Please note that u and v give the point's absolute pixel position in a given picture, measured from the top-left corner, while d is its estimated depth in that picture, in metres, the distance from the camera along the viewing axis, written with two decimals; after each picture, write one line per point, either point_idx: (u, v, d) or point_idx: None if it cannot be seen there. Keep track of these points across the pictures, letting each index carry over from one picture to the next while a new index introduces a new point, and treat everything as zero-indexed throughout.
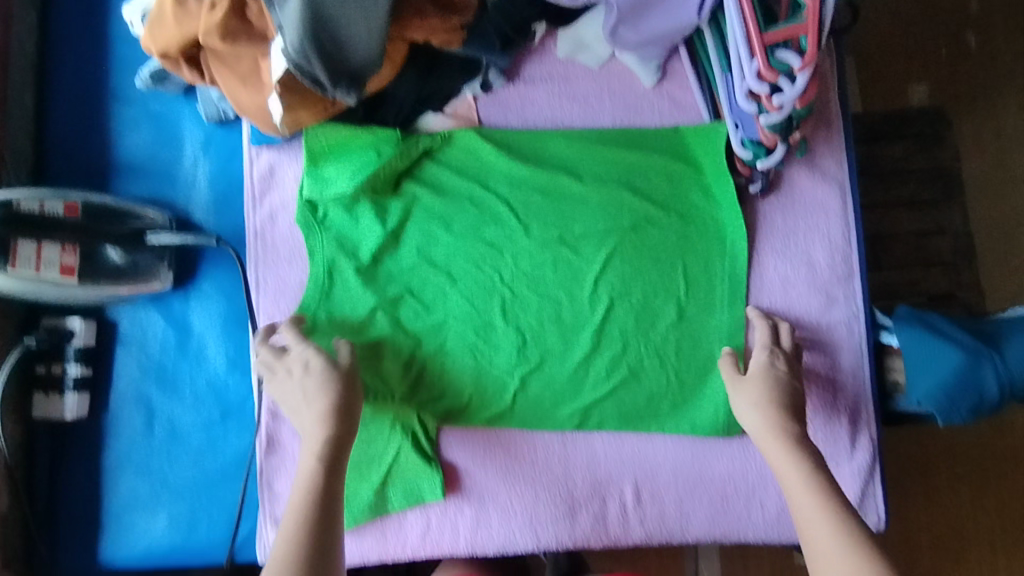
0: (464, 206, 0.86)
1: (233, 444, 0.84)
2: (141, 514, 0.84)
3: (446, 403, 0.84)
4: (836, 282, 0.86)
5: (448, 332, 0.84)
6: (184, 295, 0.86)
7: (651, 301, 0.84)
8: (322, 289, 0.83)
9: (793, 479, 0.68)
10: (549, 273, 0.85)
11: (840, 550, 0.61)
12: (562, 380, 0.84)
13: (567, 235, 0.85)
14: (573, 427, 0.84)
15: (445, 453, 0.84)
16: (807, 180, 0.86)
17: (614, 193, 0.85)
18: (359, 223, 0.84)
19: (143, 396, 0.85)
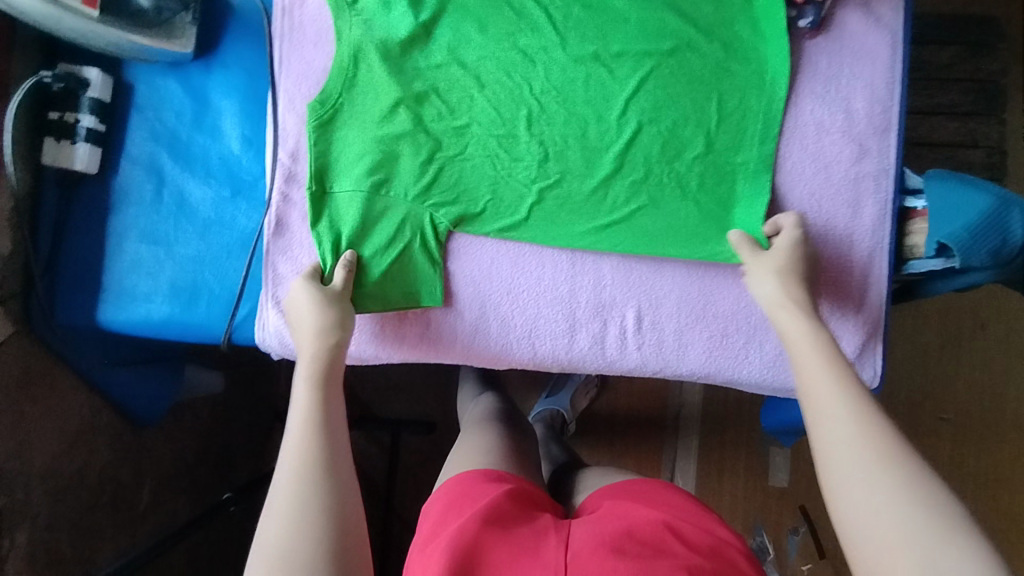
0: (500, 8, 0.79)
1: (241, 223, 0.84)
2: (143, 282, 0.83)
3: (458, 209, 0.81)
4: (871, 133, 0.83)
5: (468, 137, 0.81)
6: (204, 66, 0.84)
7: (680, 129, 0.79)
8: (345, 75, 0.79)
9: (801, 342, 0.63)
10: (580, 89, 0.79)
11: (835, 397, 0.56)
12: (581, 199, 0.81)
13: (604, 52, 0.79)
14: (584, 246, 0.82)
15: (453, 259, 0.83)
16: (858, 25, 0.83)
17: (660, 12, 0.78)
18: (390, 11, 0.78)
19: (155, 163, 0.84)
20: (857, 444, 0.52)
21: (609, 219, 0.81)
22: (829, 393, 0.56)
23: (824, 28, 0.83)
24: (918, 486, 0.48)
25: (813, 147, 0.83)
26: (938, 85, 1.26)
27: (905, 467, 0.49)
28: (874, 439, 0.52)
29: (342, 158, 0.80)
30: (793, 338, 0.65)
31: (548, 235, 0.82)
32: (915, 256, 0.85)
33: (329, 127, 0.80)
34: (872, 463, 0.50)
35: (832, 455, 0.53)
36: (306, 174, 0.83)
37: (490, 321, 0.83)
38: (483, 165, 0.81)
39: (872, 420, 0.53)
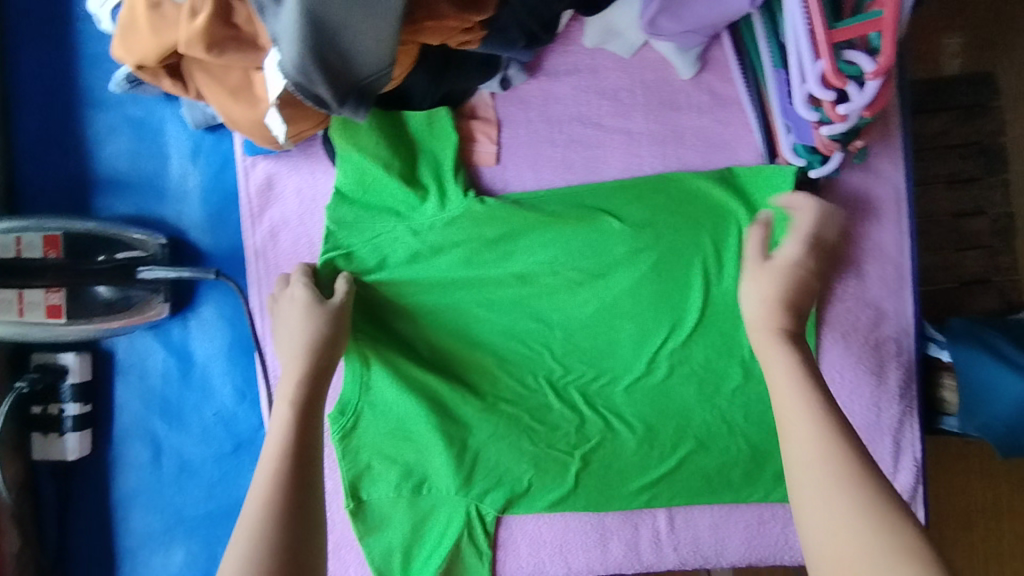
0: (505, 280, 0.78)
1: (247, 476, 0.81)
2: (157, 553, 0.80)
3: (504, 492, 0.80)
4: (886, 295, 0.80)
5: (498, 419, 0.80)
6: (182, 320, 0.80)
7: (713, 364, 0.78)
8: (360, 383, 0.78)
9: (776, 367, 0.58)
10: (600, 342, 0.79)
11: (815, 436, 0.52)
12: (625, 456, 0.79)
13: (620, 304, 0.78)
14: (641, 503, 0.80)
15: (501, 534, 0.82)
16: (858, 187, 0.79)
17: (666, 241, 0.77)
18: (389, 308, 0.78)
19: (148, 430, 0.80)
20: (826, 487, 0.49)
21: (658, 474, 0.78)
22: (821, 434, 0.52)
23: (825, 192, 0.79)
24: (861, 519, 0.46)
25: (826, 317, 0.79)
26: None
27: (886, 512, 0.46)
28: (830, 466, 0.50)
29: (375, 472, 0.80)
30: (770, 365, 0.59)
31: (597, 503, 0.80)
32: (950, 411, 0.82)
33: (352, 436, 0.80)
34: (854, 528, 0.46)
35: (803, 487, 0.50)
36: None
37: (519, 538, 0.82)
38: (518, 444, 0.80)
39: (834, 448, 0.50)
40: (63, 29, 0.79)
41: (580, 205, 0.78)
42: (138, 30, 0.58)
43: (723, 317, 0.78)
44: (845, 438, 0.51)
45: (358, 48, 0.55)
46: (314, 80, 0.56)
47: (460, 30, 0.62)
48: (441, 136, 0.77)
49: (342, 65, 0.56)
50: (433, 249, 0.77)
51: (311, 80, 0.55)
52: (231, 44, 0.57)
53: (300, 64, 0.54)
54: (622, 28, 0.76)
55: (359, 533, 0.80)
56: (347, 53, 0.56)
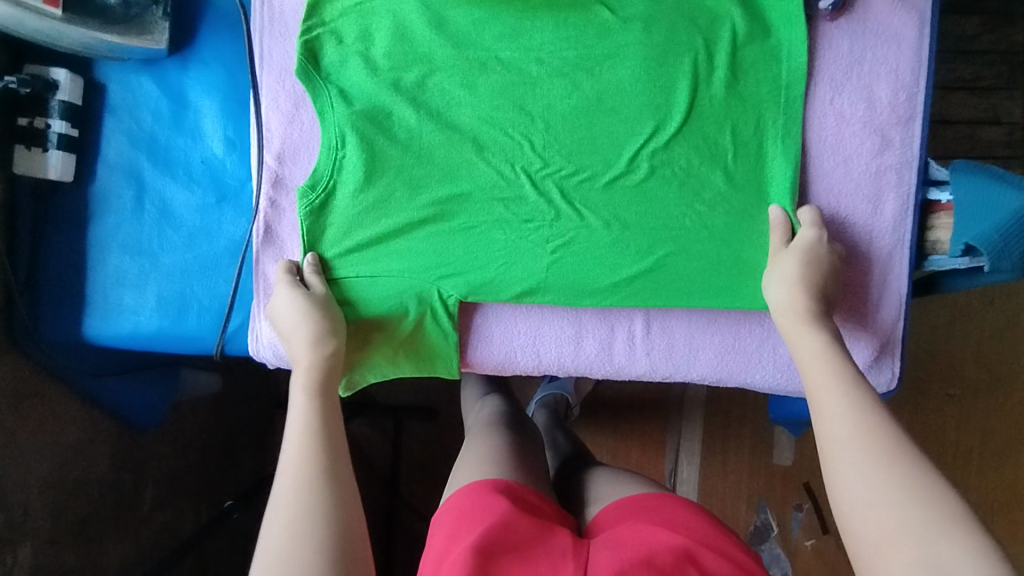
0: (493, 68, 0.77)
1: (227, 231, 0.80)
2: (128, 296, 0.80)
3: (468, 281, 0.78)
4: (894, 123, 0.78)
5: (471, 204, 0.78)
6: (181, 62, 0.78)
7: (695, 169, 0.77)
8: (334, 155, 0.77)
9: (812, 352, 0.65)
10: (583, 139, 0.77)
11: (850, 412, 0.57)
12: (601, 254, 0.78)
13: (614, 106, 0.77)
14: (607, 303, 0.79)
15: (468, 320, 0.81)
16: (884, 7, 0.77)
17: (668, 44, 0.76)
18: (374, 77, 0.77)
19: (134, 169, 0.79)
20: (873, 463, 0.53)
21: (628, 276, 0.77)
22: (841, 404, 0.58)
23: (845, 10, 0.77)
24: (902, 486, 0.50)
25: (809, 143, 0.78)
26: (959, 59, 1.20)
27: (928, 493, 0.49)
28: (876, 447, 0.53)
29: (347, 243, 0.78)
30: (802, 343, 0.67)
31: (565, 301, 0.79)
32: (938, 251, 0.81)
33: (325, 212, 0.78)
34: (898, 499, 0.50)
35: (842, 456, 0.55)
36: (294, 178, 0.78)
37: (493, 327, 0.81)
38: (489, 234, 0.78)
39: (874, 424, 0.55)
40: None
41: None
42: None
43: (720, 126, 0.77)
44: (885, 416, 0.56)
45: None
46: None
47: None
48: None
49: None
50: (428, 19, 0.76)
51: None
52: None
53: None
54: None
55: None
56: None
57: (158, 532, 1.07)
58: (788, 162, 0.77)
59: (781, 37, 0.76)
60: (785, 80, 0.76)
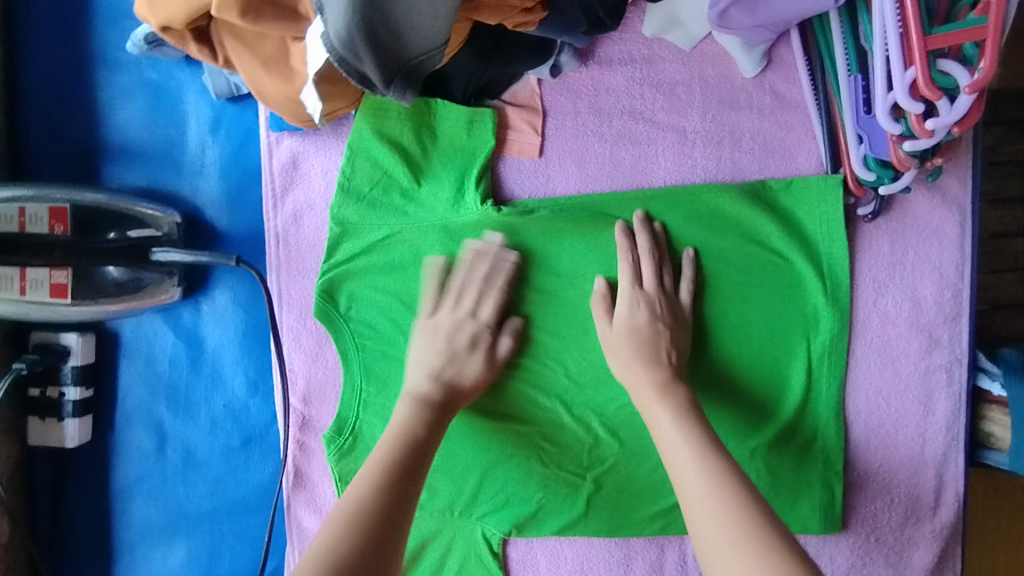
0: (523, 294, 0.75)
1: (255, 474, 0.76)
2: (156, 547, 0.76)
3: (511, 515, 0.76)
4: (941, 322, 0.75)
5: (506, 434, 0.76)
6: (195, 304, 0.75)
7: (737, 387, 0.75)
8: (360, 398, 0.74)
9: (661, 417, 0.65)
10: None
11: (703, 479, 0.57)
12: (642, 479, 0.76)
13: None
14: (654, 531, 0.77)
15: (510, 555, 0.78)
16: (922, 203, 0.74)
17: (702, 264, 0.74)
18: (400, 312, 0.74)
19: (154, 417, 0.75)
20: (709, 495, 0.56)
21: (674, 501, 0.75)
22: (690, 466, 0.59)
23: (885, 208, 0.74)
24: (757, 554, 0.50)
25: (852, 347, 0.76)
26: None
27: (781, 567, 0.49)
28: (733, 513, 0.54)
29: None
30: (653, 420, 0.65)
31: (611, 528, 0.77)
32: (994, 447, 0.78)
33: (348, 460, 0.74)
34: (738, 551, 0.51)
35: (701, 525, 0.55)
36: (321, 419, 0.75)
37: (538, 554, 0.78)
38: (528, 465, 0.76)
39: (720, 482, 0.57)
40: None
41: (606, 213, 0.74)
42: None
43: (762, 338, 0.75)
44: (734, 481, 0.57)
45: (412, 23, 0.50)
46: (361, 58, 0.51)
47: (519, 11, 0.58)
48: (482, 138, 0.72)
49: (392, 43, 0.51)
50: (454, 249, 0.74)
51: (358, 56, 0.51)
52: (269, 10, 0.52)
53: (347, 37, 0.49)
54: (685, 16, 0.71)
55: None
56: (400, 27, 0.50)
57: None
58: (827, 373, 0.75)
59: (818, 247, 0.74)
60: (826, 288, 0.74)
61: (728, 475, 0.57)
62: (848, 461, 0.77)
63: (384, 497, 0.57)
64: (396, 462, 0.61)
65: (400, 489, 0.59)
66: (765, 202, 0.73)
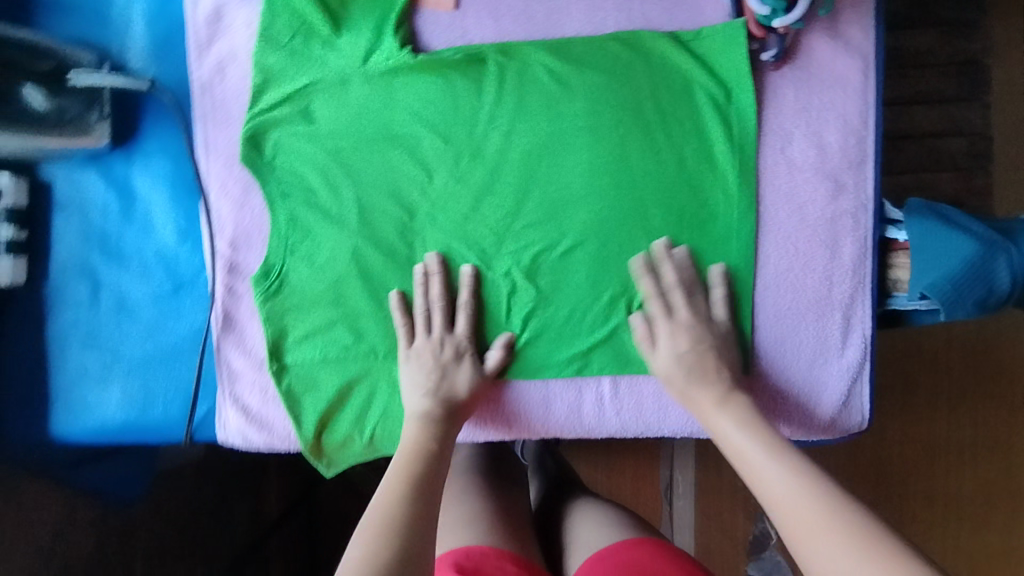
0: (442, 143, 0.77)
1: (185, 321, 0.79)
2: (91, 391, 0.79)
3: None
4: (846, 168, 0.78)
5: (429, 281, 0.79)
6: (126, 154, 0.78)
7: (651, 235, 0.78)
8: (286, 242, 0.77)
9: (732, 434, 0.69)
10: (536, 207, 0.78)
11: (788, 484, 0.60)
12: (559, 322, 0.79)
13: (561, 174, 0.78)
14: (572, 372, 0.80)
15: None
16: (826, 51, 0.77)
17: (613, 111, 0.77)
18: (321, 160, 0.77)
19: (86, 264, 0.78)
20: (810, 528, 0.56)
21: (588, 342, 0.78)
22: (772, 467, 0.62)
23: (789, 56, 0.77)
24: (858, 539, 0.53)
25: (764, 192, 0.78)
26: None
27: (874, 539, 0.52)
28: (815, 513, 0.56)
29: (301, 331, 0.78)
30: (720, 428, 0.70)
31: (530, 369, 0.80)
32: (898, 289, 0.81)
33: (276, 300, 0.78)
34: (842, 534, 0.54)
35: (795, 525, 0.57)
36: (249, 264, 0.78)
37: None
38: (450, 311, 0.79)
39: (808, 480, 0.59)
40: None
41: (520, 62, 0.77)
42: None
43: (677, 186, 0.78)
44: (821, 477, 0.60)
45: None
46: None
47: None
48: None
49: None
50: (373, 96, 0.77)
51: None
52: None
53: None
54: None
55: (287, 392, 0.78)
56: None
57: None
58: (740, 214, 0.78)
59: (726, 94, 0.77)
60: (736, 133, 0.77)
61: (815, 473, 0.60)
62: (758, 307, 0.79)
63: (403, 515, 0.61)
64: (414, 482, 0.66)
65: (422, 500, 0.64)
66: (673, 51, 0.76)
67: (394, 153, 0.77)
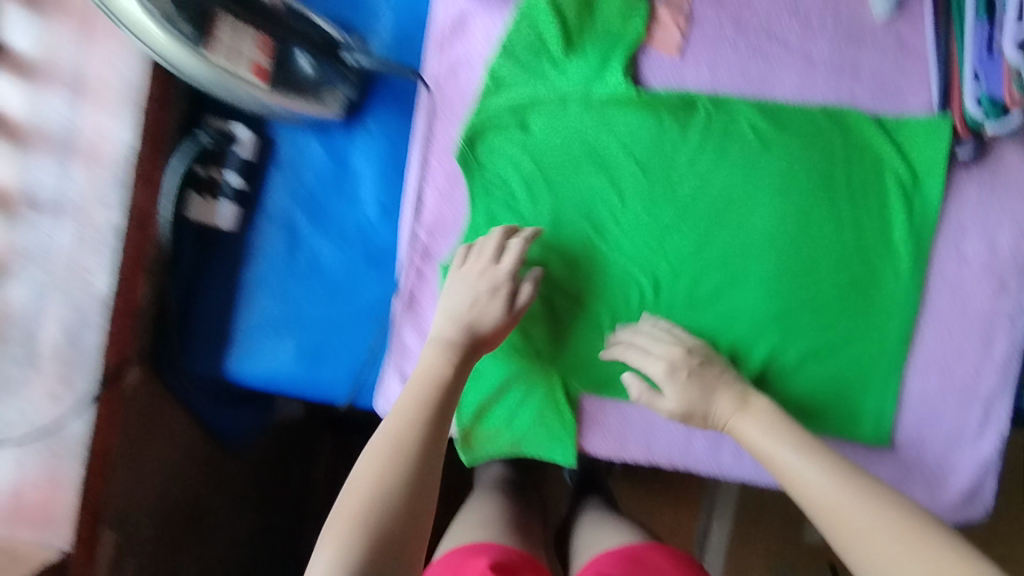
0: (640, 176, 0.82)
1: (371, 290, 0.84)
2: (269, 338, 0.84)
3: (593, 375, 0.83)
4: (1013, 271, 0.82)
5: (602, 300, 0.83)
6: (349, 130, 0.83)
7: (815, 299, 0.83)
8: (479, 238, 0.82)
9: (762, 442, 0.73)
10: (713, 253, 0.82)
11: (844, 493, 0.65)
12: None
13: (744, 226, 0.82)
14: None
15: (584, 409, 0.84)
16: (1015, 161, 0.81)
17: (806, 175, 0.82)
18: (525, 169, 0.82)
19: (290, 222, 0.83)
20: (868, 534, 0.62)
21: None
22: (826, 482, 0.67)
23: (980, 159, 0.82)
24: (925, 553, 0.59)
25: (931, 278, 0.83)
26: None
27: (932, 551, 0.59)
28: (893, 534, 0.61)
29: None
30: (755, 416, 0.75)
31: None
32: None
33: None
34: (911, 553, 0.59)
35: (863, 535, 0.63)
36: (442, 251, 0.83)
37: (610, 413, 0.84)
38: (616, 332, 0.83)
39: (863, 490, 0.65)
40: None
41: (727, 114, 0.82)
42: None
43: (851, 258, 0.82)
44: (876, 491, 0.65)
45: None
46: None
47: None
48: (634, 28, 0.80)
49: None
50: (588, 121, 0.82)
51: None
52: None
53: None
54: None
55: None
56: None
57: (226, 542, 1.04)
58: (907, 293, 0.82)
59: (917, 183, 0.81)
60: (918, 219, 0.82)
61: (868, 485, 0.66)
62: (903, 384, 0.84)
63: (414, 459, 0.63)
64: (421, 424, 0.66)
65: (434, 445, 0.65)
66: (874, 133, 0.81)
67: (596, 175, 0.82)
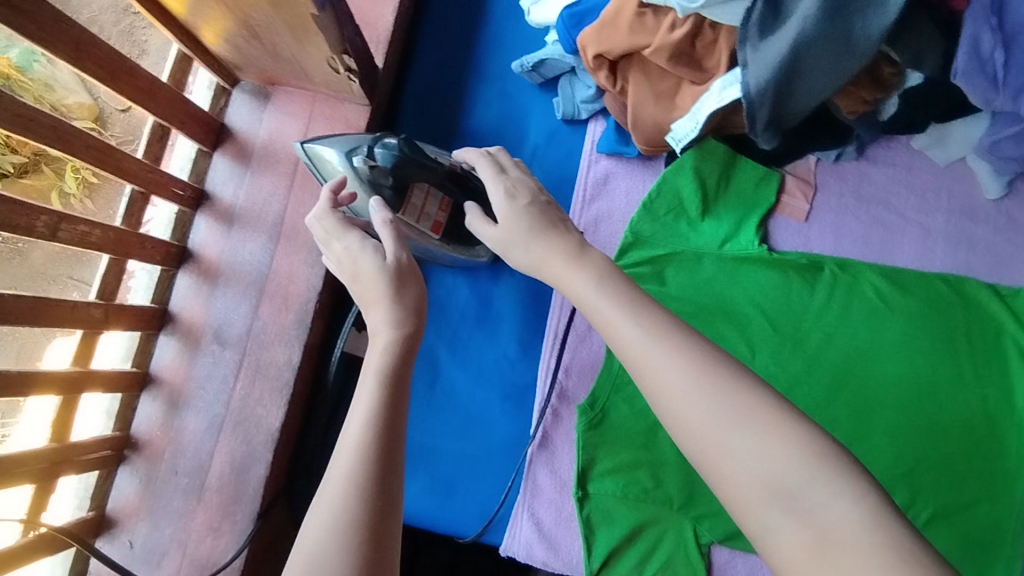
0: (770, 330, 0.87)
1: (506, 427, 0.86)
2: (404, 469, 0.86)
3: (727, 525, 0.80)
4: None
5: None
6: (494, 272, 0.90)
7: (945, 457, 0.84)
8: (615, 381, 0.83)
9: (682, 374, 0.51)
10: (841, 405, 0.85)
11: (776, 461, 0.46)
12: None
13: (873, 382, 0.85)
14: None
15: (713, 561, 0.81)
16: None
17: (932, 336, 0.85)
18: None
19: (434, 356, 0.89)
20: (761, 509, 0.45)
21: None
22: (731, 430, 0.48)
23: None
24: (841, 508, 0.44)
25: None
26: None
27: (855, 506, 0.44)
28: (823, 488, 0.45)
29: (609, 464, 0.82)
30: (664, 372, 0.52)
31: None
32: None
33: (593, 431, 0.82)
34: (839, 511, 0.44)
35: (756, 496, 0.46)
36: (578, 392, 0.86)
37: (740, 567, 0.81)
38: None
39: (767, 429, 0.47)
40: (477, 21, 0.96)
41: (852, 276, 0.87)
42: (617, 28, 0.74)
43: (978, 420, 0.84)
44: (767, 408, 0.48)
45: (809, 84, 0.68)
46: (764, 102, 0.69)
47: (861, 102, 0.77)
48: (765, 195, 0.88)
49: (787, 95, 0.69)
50: (721, 275, 0.87)
51: (761, 102, 0.69)
52: (684, 60, 0.73)
53: (763, 86, 0.67)
54: (953, 140, 0.87)
55: (584, 523, 0.80)
56: (796, 89, 0.68)
57: None
58: None
59: None
60: None
61: (785, 424, 0.48)
62: None
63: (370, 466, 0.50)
64: (375, 449, 0.52)
65: (387, 460, 0.52)
66: (995, 302, 0.86)
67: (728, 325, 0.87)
